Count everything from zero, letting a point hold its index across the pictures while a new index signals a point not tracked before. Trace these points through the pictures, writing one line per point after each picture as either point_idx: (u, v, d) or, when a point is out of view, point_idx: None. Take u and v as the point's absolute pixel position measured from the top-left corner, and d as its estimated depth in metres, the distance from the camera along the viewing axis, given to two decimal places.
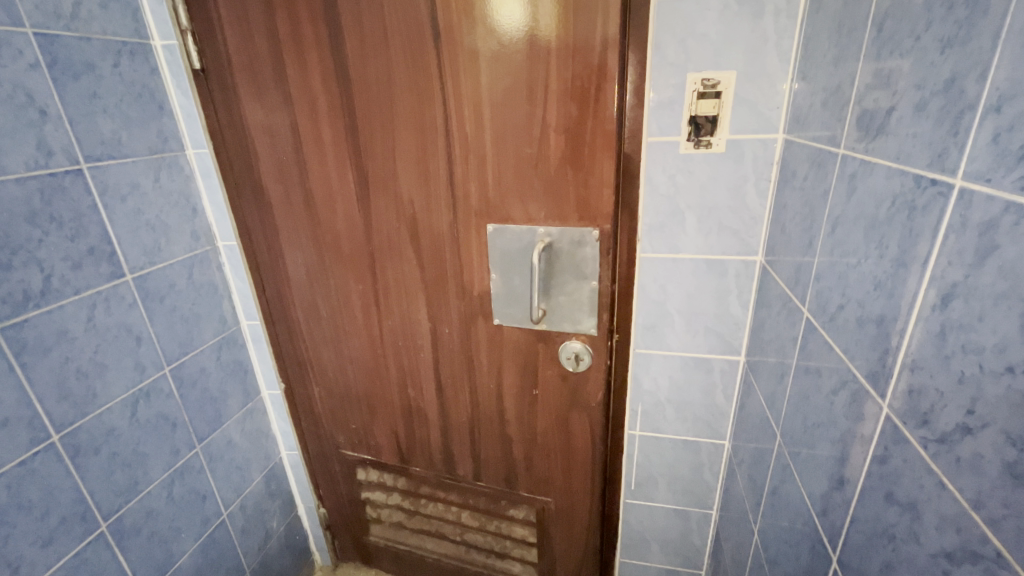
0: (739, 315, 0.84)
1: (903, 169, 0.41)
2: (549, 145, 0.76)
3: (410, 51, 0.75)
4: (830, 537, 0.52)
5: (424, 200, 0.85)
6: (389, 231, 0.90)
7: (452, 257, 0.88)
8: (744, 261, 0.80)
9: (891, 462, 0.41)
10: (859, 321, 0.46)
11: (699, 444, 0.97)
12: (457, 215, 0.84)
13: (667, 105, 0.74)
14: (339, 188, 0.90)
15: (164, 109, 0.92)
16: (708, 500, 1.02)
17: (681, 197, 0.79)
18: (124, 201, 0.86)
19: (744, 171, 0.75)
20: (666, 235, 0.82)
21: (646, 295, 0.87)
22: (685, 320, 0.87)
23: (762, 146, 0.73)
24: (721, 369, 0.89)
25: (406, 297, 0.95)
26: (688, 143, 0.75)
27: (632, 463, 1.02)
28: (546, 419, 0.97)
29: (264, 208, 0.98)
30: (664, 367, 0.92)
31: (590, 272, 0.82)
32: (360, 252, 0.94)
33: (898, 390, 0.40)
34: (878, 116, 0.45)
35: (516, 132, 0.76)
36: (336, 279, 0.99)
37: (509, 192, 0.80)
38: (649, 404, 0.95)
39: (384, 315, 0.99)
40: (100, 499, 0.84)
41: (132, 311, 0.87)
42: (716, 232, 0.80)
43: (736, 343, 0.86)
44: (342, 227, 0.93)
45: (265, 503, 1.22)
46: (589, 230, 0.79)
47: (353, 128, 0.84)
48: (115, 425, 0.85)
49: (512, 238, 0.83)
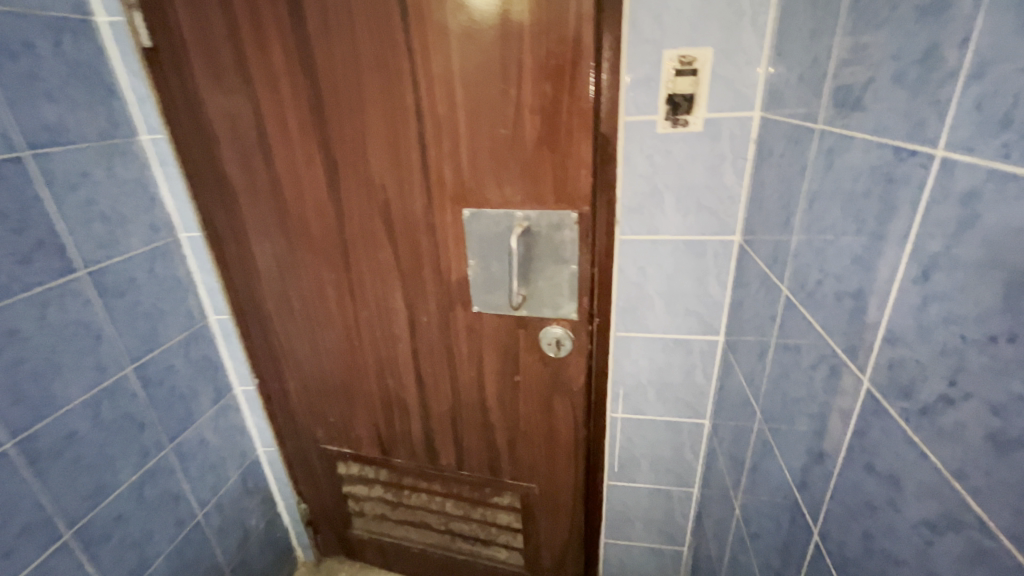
0: (717, 295, 0.84)
1: (881, 142, 0.40)
2: (526, 124, 0.73)
3: (377, 29, 0.72)
4: (811, 510, 0.53)
5: (399, 186, 0.82)
6: (363, 220, 0.87)
7: (429, 244, 0.86)
8: (722, 241, 0.80)
9: (872, 434, 0.41)
10: (837, 297, 0.47)
11: (681, 424, 0.98)
12: (431, 199, 0.82)
13: (643, 83, 0.73)
14: (308, 175, 0.86)
15: (113, 92, 0.86)
16: (690, 478, 1.03)
17: (659, 177, 0.78)
18: (74, 192, 0.80)
19: (721, 151, 0.75)
20: (645, 216, 0.81)
21: (626, 278, 0.86)
22: (664, 302, 0.87)
23: (738, 125, 0.73)
24: (700, 349, 0.90)
25: (381, 286, 0.92)
26: (666, 122, 0.74)
27: (615, 446, 1.03)
28: (528, 405, 0.96)
29: (228, 197, 0.93)
30: (645, 349, 0.92)
31: (570, 255, 0.80)
32: (332, 240, 0.91)
33: (879, 363, 0.40)
34: (855, 89, 0.44)
35: (490, 113, 0.74)
36: (308, 270, 0.96)
37: (485, 175, 0.78)
38: (630, 386, 0.96)
39: (359, 304, 0.96)
40: (64, 506, 0.80)
41: (88, 307, 0.82)
42: (694, 212, 0.79)
43: (715, 323, 0.87)
44: (312, 214, 0.90)
45: (243, 501, 1.19)
46: (567, 213, 0.78)
47: (318, 110, 0.80)
48: (77, 427, 0.81)
49: (488, 223, 0.81)
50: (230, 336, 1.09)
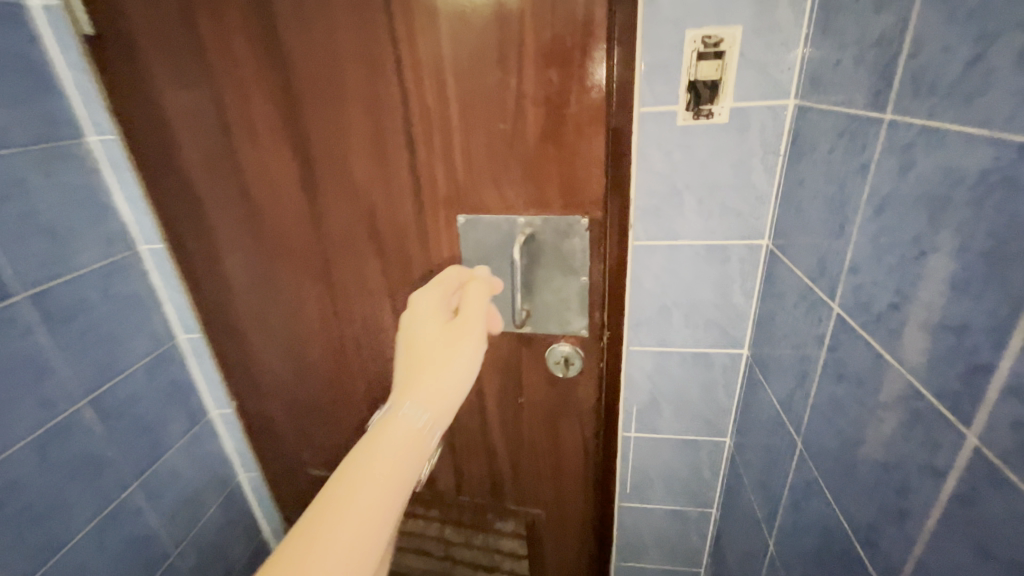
0: (742, 305, 0.76)
1: (996, 138, 0.32)
2: (528, 117, 0.64)
3: (354, 9, 0.62)
4: (881, 571, 0.45)
5: (384, 189, 0.72)
6: (344, 228, 0.77)
7: (420, 255, 0.76)
8: (749, 247, 0.72)
9: (989, 505, 0.33)
10: (924, 327, 0.38)
11: (699, 442, 0.90)
12: (421, 204, 0.72)
13: (662, 68, 0.64)
14: (281, 179, 0.76)
15: (53, 87, 0.75)
16: (708, 498, 0.96)
17: (679, 176, 0.69)
18: (8, 203, 0.69)
19: (749, 145, 0.66)
20: (662, 219, 0.72)
21: (640, 287, 0.78)
22: (682, 313, 0.78)
23: (771, 115, 0.64)
24: (722, 364, 0.82)
25: (368, 301, 0.83)
26: (687, 113, 0.65)
27: (627, 466, 0.95)
28: (533, 427, 0.88)
29: (193, 204, 0.83)
30: (661, 364, 0.83)
31: (580, 265, 0.71)
32: (312, 251, 0.81)
33: (1001, 420, 0.32)
34: (952, 71, 0.36)
35: (487, 105, 0.64)
36: (286, 284, 0.86)
37: (482, 177, 0.69)
38: (644, 403, 0.88)
39: (345, 321, 0.86)
40: (8, 564, 0.70)
41: (29, 337, 0.72)
42: (718, 214, 0.70)
43: (739, 336, 0.79)
44: (288, 222, 0.80)
45: (224, 532, 1.09)
46: (577, 218, 0.68)
47: (289, 105, 0.70)
48: (20, 474, 0.71)
49: (487, 229, 0.72)
50: (202, 356, 0.99)
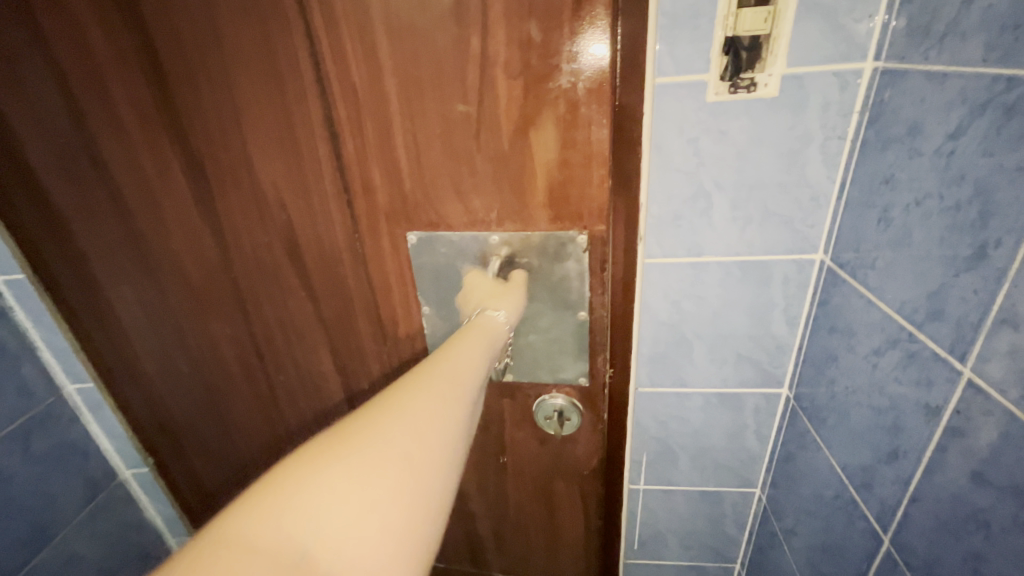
0: (784, 336, 0.59)
1: None
2: (498, 96, 0.45)
3: None
4: None
5: (304, 199, 0.53)
6: (258, 252, 0.58)
7: (362, 285, 0.58)
8: (797, 262, 0.54)
9: None
10: None
11: (723, 495, 0.73)
12: (357, 220, 0.53)
13: (686, 21, 0.45)
14: (165, 189, 0.56)
15: None
16: (733, 555, 0.79)
17: (707, 171, 0.51)
18: None
19: (806, 127, 0.48)
20: (683, 230, 0.54)
21: (652, 315, 0.60)
22: (708, 347, 0.61)
23: (837, 85, 0.46)
24: (755, 406, 0.65)
25: (300, 344, 0.64)
26: (721, 84, 0.47)
27: (635, 520, 0.78)
28: (520, 487, 0.72)
29: (53, 223, 0.62)
30: (679, 408, 0.66)
31: (576, 299, 0.54)
32: (218, 283, 0.61)
33: None
34: None
35: (438, 79, 0.45)
36: (191, 323, 0.66)
37: (436, 183, 0.50)
38: (656, 451, 0.71)
39: (272, 368, 0.67)
40: None
41: None
42: (758, 222, 0.53)
43: (778, 372, 0.62)
44: (183, 246, 0.60)
45: None
46: (571, 235, 0.50)
47: (163, 84, 0.50)
48: None
49: (450, 251, 0.53)
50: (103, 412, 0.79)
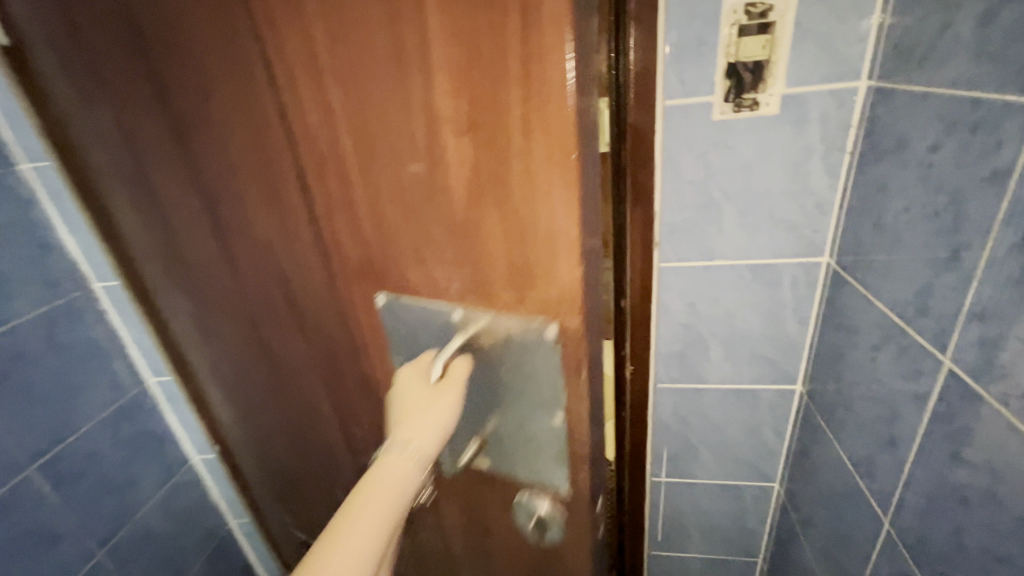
0: (796, 334, 0.63)
1: None
2: (450, 153, 0.35)
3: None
4: None
5: (286, 246, 0.49)
6: (246, 305, 0.58)
7: (344, 344, 0.54)
8: (805, 265, 0.58)
9: None
10: None
11: (743, 488, 0.76)
12: (334, 274, 0.48)
13: (692, 50, 0.50)
14: (182, 226, 0.57)
15: None
16: (754, 547, 0.82)
17: (715, 182, 0.56)
18: None
19: (807, 141, 0.52)
20: (695, 236, 0.59)
21: (668, 316, 0.65)
22: (722, 345, 0.65)
23: (836, 102, 0.50)
24: (770, 402, 0.68)
25: (305, 386, 0.63)
26: (725, 105, 0.52)
27: (658, 511, 0.83)
28: None
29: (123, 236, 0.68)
30: (697, 403, 0.70)
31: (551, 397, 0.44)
32: (238, 314, 0.62)
33: None
34: None
35: (392, 124, 0.35)
36: (226, 342, 0.69)
37: (398, 247, 0.42)
38: (677, 445, 0.75)
39: (286, 399, 0.68)
40: None
41: None
42: (765, 227, 0.57)
43: (792, 369, 0.65)
44: (206, 277, 0.61)
45: None
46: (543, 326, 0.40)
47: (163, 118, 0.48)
48: None
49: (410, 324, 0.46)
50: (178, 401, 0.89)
